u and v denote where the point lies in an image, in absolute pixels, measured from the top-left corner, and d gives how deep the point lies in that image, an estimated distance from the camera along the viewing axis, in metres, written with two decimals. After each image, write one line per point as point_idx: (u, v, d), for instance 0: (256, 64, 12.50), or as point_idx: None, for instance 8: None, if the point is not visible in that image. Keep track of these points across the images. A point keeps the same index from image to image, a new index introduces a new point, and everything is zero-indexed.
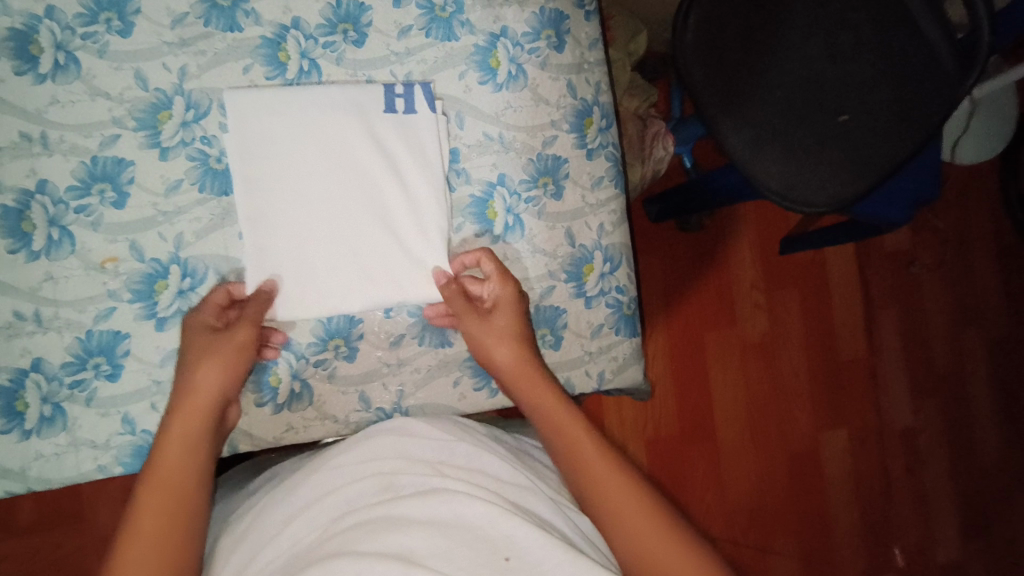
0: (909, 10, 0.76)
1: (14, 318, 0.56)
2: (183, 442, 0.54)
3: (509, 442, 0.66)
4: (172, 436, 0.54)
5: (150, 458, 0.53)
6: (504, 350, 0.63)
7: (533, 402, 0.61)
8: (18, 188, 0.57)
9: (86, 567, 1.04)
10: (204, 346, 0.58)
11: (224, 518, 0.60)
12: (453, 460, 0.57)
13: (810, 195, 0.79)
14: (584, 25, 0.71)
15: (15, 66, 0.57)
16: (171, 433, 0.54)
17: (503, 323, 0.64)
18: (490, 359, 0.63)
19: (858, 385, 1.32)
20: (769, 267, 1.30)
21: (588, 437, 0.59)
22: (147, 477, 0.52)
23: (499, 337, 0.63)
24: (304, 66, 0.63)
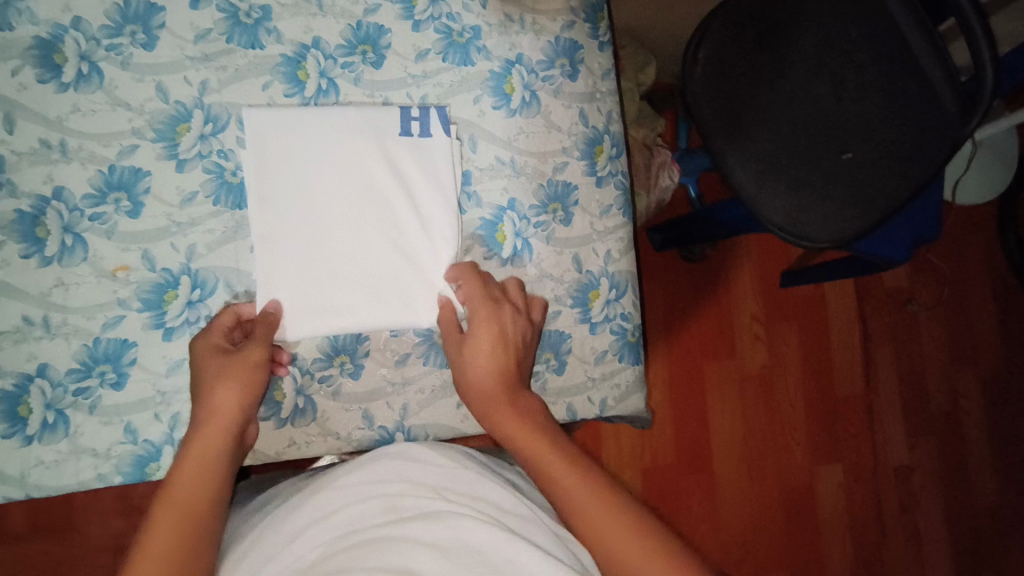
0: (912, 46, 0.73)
1: (23, 323, 0.57)
2: (200, 459, 0.53)
3: (509, 473, 0.66)
4: (190, 453, 0.53)
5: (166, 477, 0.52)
6: (486, 370, 0.62)
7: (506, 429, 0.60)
8: (34, 193, 0.57)
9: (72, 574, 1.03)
10: (221, 367, 0.56)
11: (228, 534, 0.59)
12: (456, 486, 0.57)
13: (813, 230, 0.80)
14: (598, 56, 0.73)
15: (39, 74, 0.58)
16: (190, 450, 0.54)
17: (490, 345, 0.62)
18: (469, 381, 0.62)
19: (854, 422, 1.32)
20: (768, 298, 1.31)
21: (573, 469, 0.57)
22: (162, 495, 0.51)
23: (479, 355, 0.62)
24: (322, 84, 0.64)
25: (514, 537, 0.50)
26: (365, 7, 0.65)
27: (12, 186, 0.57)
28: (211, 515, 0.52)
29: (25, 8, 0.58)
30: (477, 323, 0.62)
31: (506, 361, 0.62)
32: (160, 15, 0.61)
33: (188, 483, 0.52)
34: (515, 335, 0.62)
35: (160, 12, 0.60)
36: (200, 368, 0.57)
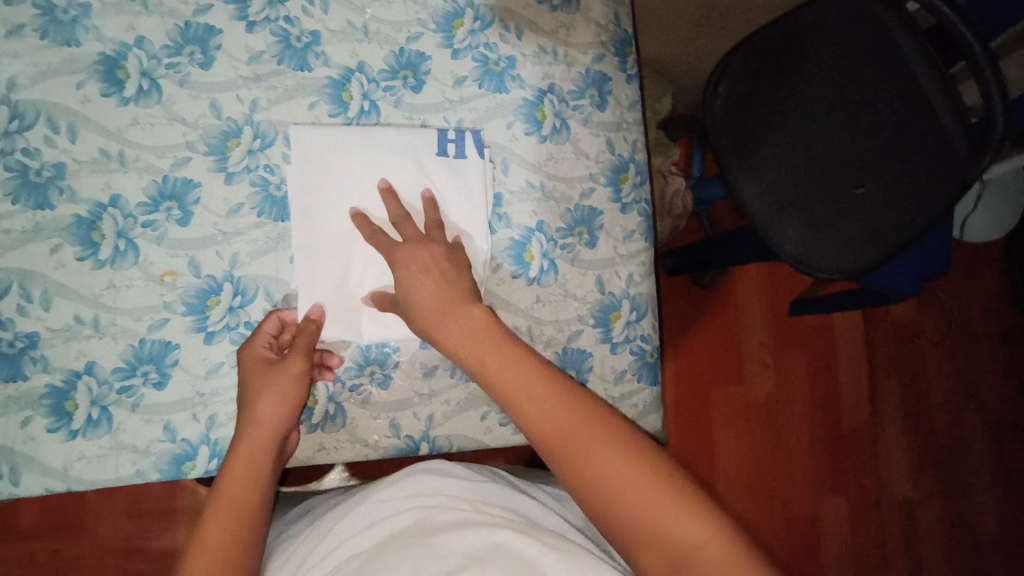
0: (922, 88, 0.78)
1: (75, 322, 0.59)
2: (247, 466, 0.57)
3: (544, 493, 0.68)
4: (238, 456, 0.57)
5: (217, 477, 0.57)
6: (421, 295, 0.59)
7: (466, 356, 0.57)
8: (92, 200, 0.60)
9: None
10: (265, 378, 0.59)
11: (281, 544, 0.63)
12: (489, 498, 0.60)
13: (824, 262, 0.84)
14: (626, 88, 0.76)
15: (103, 88, 0.61)
16: (240, 452, 0.57)
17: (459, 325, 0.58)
18: (412, 311, 0.60)
19: (858, 452, 1.33)
20: (777, 326, 1.33)
21: (555, 401, 0.53)
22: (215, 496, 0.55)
23: (414, 279, 0.60)
24: (365, 106, 0.68)
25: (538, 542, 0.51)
26: (408, 35, 0.69)
27: (71, 192, 0.60)
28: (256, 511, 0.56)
29: (92, 26, 0.61)
30: (395, 258, 0.61)
31: (446, 297, 0.59)
32: (217, 37, 0.64)
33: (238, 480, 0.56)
34: (443, 260, 0.61)
35: (217, 34, 0.64)
36: (247, 376, 0.60)
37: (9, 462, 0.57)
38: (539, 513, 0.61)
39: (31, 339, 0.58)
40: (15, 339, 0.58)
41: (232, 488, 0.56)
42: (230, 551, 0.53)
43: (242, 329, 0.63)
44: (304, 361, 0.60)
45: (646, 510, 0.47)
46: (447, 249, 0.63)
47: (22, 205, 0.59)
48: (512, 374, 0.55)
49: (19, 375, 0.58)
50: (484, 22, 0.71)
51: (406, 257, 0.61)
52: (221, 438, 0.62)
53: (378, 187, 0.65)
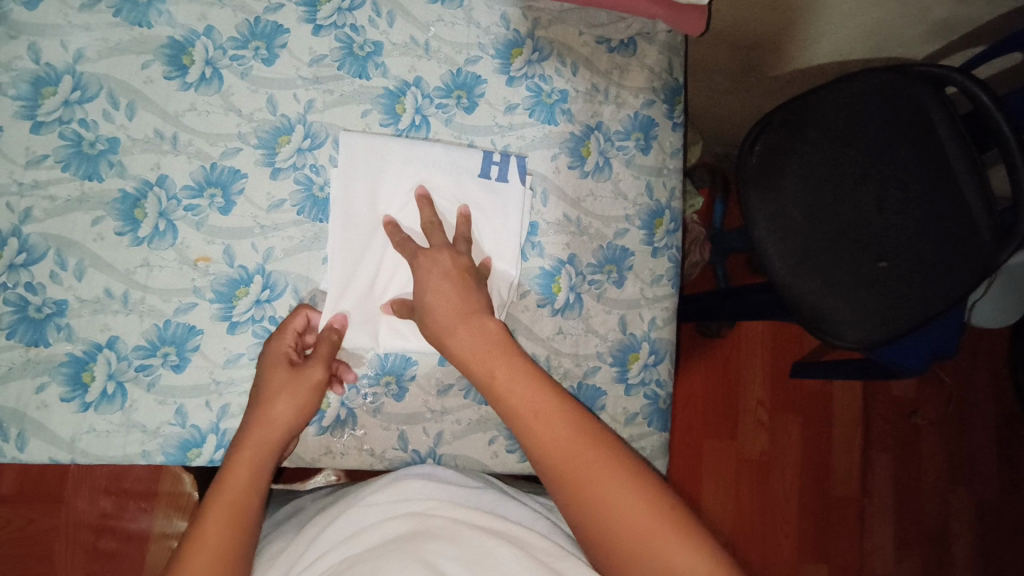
0: (953, 170, 0.78)
1: (104, 295, 0.60)
2: (252, 461, 0.57)
3: (536, 500, 0.68)
4: (246, 453, 0.57)
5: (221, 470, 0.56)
6: (440, 301, 0.60)
7: (479, 370, 0.57)
8: (140, 177, 0.61)
9: (47, 549, 1.02)
10: (284, 383, 0.59)
11: (274, 535, 0.64)
12: (481, 505, 0.60)
13: (840, 329, 0.82)
14: (671, 135, 0.77)
15: (166, 70, 0.62)
16: (247, 452, 0.57)
17: (469, 336, 0.59)
18: (430, 314, 0.60)
19: (844, 523, 1.32)
20: (777, 386, 1.33)
21: (563, 422, 0.53)
22: (216, 488, 0.55)
23: (438, 287, 0.60)
24: (416, 120, 0.69)
25: (541, 566, 0.51)
26: (467, 57, 0.71)
27: (120, 168, 0.61)
28: (254, 509, 0.55)
29: (165, 10, 0.63)
30: (419, 263, 0.61)
31: (465, 306, 0.60)
32: (284, 36, 0.65)
33: (242, 478, 0.56)
34: (472, 271, 0.62)
35: (284, 33, 0.65)
36: (263, 374, 0.60)
37: (18, 426, 0.57)
38: (527, 517, 0.61)
39: (59, 307, 0.59)
40: (44, 305, 0.58)
41: (232, 486, 0.55)
42: (229, 550, 0.52)
43: (266, 323, 0.63)
44: (318, 368, 0.60)
45: (643, 541, 0.47)
46: (472, 263, 0.63)
47: (71, 173, 0.60)
48: (522, 391, 0.55)
49: (41, 340, 0.58)
50: (542, 54, 0.73)
51: (430, 264, 0.61)
52: (229, 429, 0.62)
53: (416, 193, 0.65)
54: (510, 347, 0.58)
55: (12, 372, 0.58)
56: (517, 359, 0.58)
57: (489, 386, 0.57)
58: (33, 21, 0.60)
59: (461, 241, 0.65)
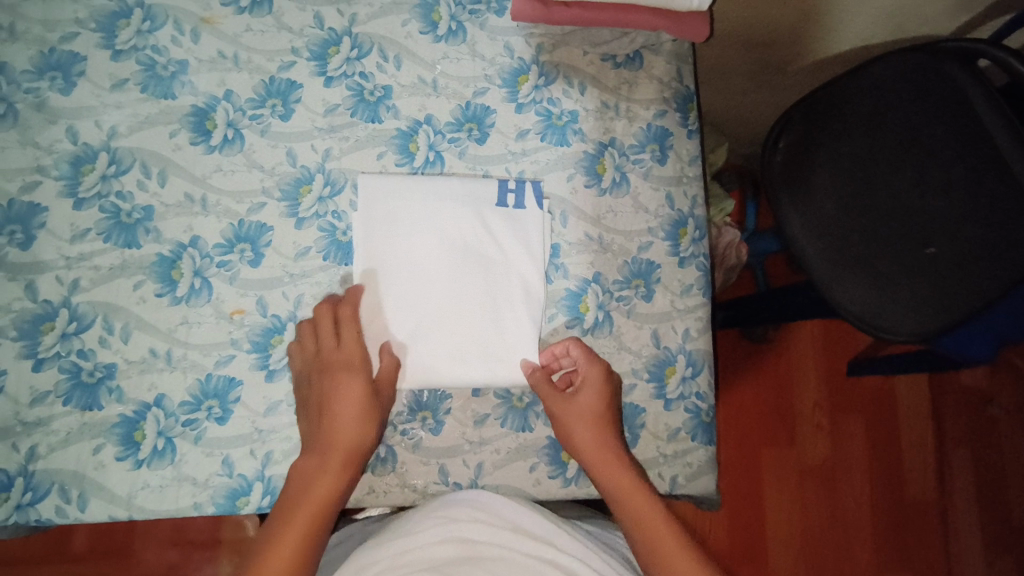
0: (999, 142, 0.71)
1: (150, 354, 0.63)
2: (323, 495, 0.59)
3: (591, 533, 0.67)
4: (312, 479, 0.59)
5: (289, 493, 0.59)
6: (586, 401, 0.65)
7: (584, 453, 0.64)
8: (175, 240, 0.64)
9: None
10: (360, 402, 0.61)
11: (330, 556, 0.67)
12: (531, 530, 0.60)
13: (892, 322, 0.78)
14: (687, 142, 0.76)
15: (192, 137, 0.66)
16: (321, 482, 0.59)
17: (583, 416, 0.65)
18: (569, 400, 0.65)
19: (924, 526, 1.24)
20: (833, 386, 1.27)
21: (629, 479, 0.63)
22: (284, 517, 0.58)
23: None
24: (430, 156, 0.70)
25: None
26: (475, 90, 0.72)
27: (156, 233, 0.64)
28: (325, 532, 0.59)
29: (187, 81, 0.67)
30: None
31: (603, 410, 0.65)
32: (298, 91, 0.68)
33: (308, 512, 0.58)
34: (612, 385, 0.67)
35: (299, 88, 0.68)
36: (339, 398, 0.61)
37: (78, 487, 0.60)
38: (581, 548, 0.60)
39: (109, 370, 0.62)
40: (95, 369, 0.62)
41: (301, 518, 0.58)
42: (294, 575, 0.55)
43: None
44: (390, 393, 0.63)
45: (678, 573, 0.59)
46: None
47: (112, 243, 0.63)
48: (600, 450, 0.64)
49: (94, 404, 0.61)
50: (549, 78, 0.73)
51: None
52: (275, 475, 0.63)
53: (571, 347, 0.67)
54: (608, 426, 0.65)
55: (70, 436, 0.60)
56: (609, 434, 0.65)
57: (599, 471, 0.63)
58: (68, 106, 0.64)
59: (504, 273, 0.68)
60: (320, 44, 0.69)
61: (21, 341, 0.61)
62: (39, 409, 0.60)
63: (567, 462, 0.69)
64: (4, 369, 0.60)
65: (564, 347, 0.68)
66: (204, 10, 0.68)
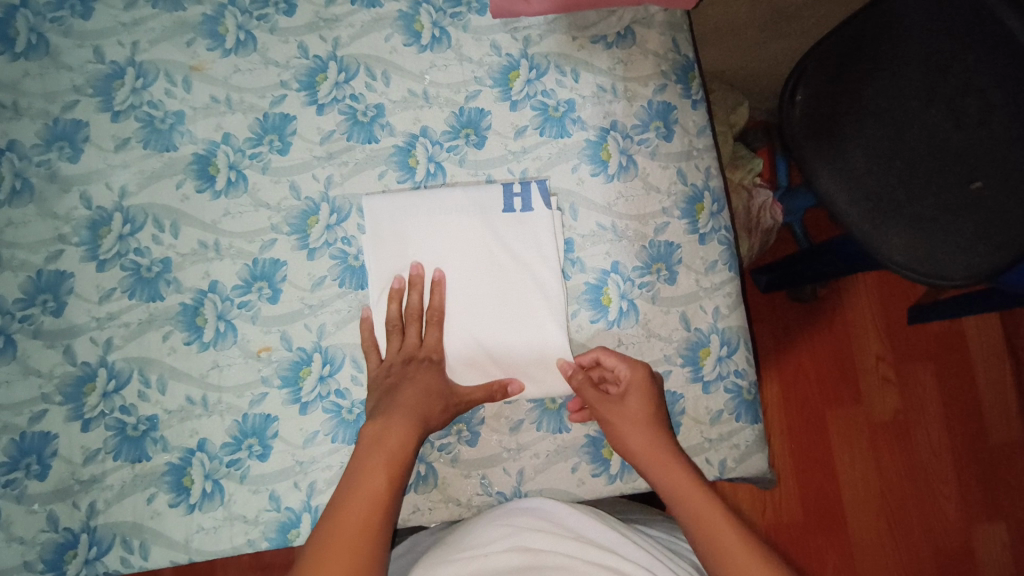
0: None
1: (186, 402, 0.64)
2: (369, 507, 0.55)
3: (655, 540, 0.65)
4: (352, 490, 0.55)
5: (333, 509, 0.54)
6: (635, 403, 0.63)
7: (637, 454, 0.62)
8: (195, 288, 0.66)
9: None
10: (431, 390, 0.62)
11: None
12: (592, 539, 0.59)
13: (943, 266, 0.71)
14: (692, 114, 0.73)
15: (197, 184, 0.67)
16: (366, 484, 0.55)
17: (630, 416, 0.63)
18: (617, 403, 0.63)
19: (1014, 473, 1.17)
20: (896, 337, 1.21)
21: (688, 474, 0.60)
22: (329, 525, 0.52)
23: None
24: (431, 168, 0.69)
25: None
26: (466, 95, 0.71)
27: (177, 283, 0.66)
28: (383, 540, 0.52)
29: (186, 130, 0.68)
30: None
31: (652, 414, 0.63)
32: (293, 123, 0.69)
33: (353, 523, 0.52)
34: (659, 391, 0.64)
35: (292, 121, 0.69)
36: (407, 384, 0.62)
37: (139, 537, 0.62)
38: (645, 558, 0.58)
39: (151, 422, 0.64)
40: (139, 423, 0.64)
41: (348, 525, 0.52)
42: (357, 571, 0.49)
43: (333, 398, 0.65)
44: (464, 390, 0.64)
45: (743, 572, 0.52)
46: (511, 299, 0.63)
47: (137, 298, 0.65)
48: (651, 452, 0.61)
49: (143, 456, 0.63)
50: (540, 71, 0.72)
51: None
52: (321, 505, 0.64)
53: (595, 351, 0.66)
54: (662, 428, 0.63)
55: (124, 489, 0.63)
56: (659, 434, 0.62)
57: (652, 468, 0.61)
58: (78, 173, 0.67)
59: (522, 275, 0.67)
60: (308, 72, 0.69)
61: (67, 404, 0.63)
62: (92, 467, 0.63)
63: (610, 458, 0.68)
64: (56, 433, 0.63)
65: (592, 356, 0.65)
66: (192, 58, 0.69)
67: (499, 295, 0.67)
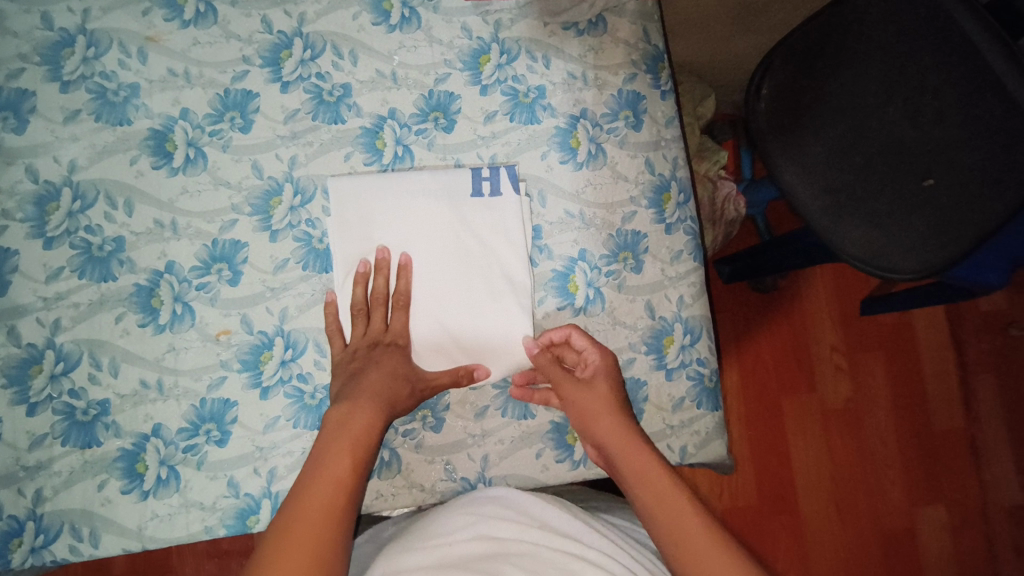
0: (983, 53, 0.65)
1: (141, 386, 0.62)
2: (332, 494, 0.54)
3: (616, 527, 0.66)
4: (314, 476, 0.54)
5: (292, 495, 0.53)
6: (602, 386, 0.64)
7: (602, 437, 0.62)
8: (150, 268, 0.64)
9: None
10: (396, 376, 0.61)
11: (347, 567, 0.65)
12: (555, 526, 0.60)
13: (897, 261, 0.73)
14: (661, 104, 0.74)
15: (153, 161, 0.64)
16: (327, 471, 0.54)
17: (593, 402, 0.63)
18: (586, 384, 0.64)
19: (955, 458, 1.22)
20: (851, 328, 1.25)
21: (650, 458, 0.60)
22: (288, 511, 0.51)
23: None
24: (398, 151, 0.68)
25: None
26: (436, 77, 0.69)
27: (131, 263, 0.63)
28: (345, 526, 0.52)
29: (141, 104, 0.65)
30: None
31: (618, 399, 0.64)
32: (255, 100, 0.66)
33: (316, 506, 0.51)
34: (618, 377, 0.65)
35: (255, 98, 0.66)
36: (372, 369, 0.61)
37: (89, 524, 0.60)
38: (606, 544, 0.59)
39: (103, 407, 0.62)
40: (89, 407, 0.61)
41: (309, 510, 0.51)
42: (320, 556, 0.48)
43: (295, 382, 0.64)
44: (429, 376, 0.63)
45: (699, 553, 0.52)
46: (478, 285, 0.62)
47: (87, 278, 0.63)
48: (613, 435, 0.61)
49: (93, 441, 0.61)
50: (511, 55, 0.71)
51: None
52: (281, 491, 0.63)
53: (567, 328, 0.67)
54: (625, 413, 0.63)
55: (72, 476, 0.60)
56: (625, 419, 0.62)
57: (615, 452, 0.61)
58: (24, 145, 0.63)
59: (489, 261, 0.67)
60: (272, 48, 0.67)
61: (12, 388, 0.61)
62: (38, 453, 0.60)
63: (573, 444, 0.68)
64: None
65: (564, 332, 0.66)
66: (148, 28, 0.66)
67: (466, 280, 0.67)
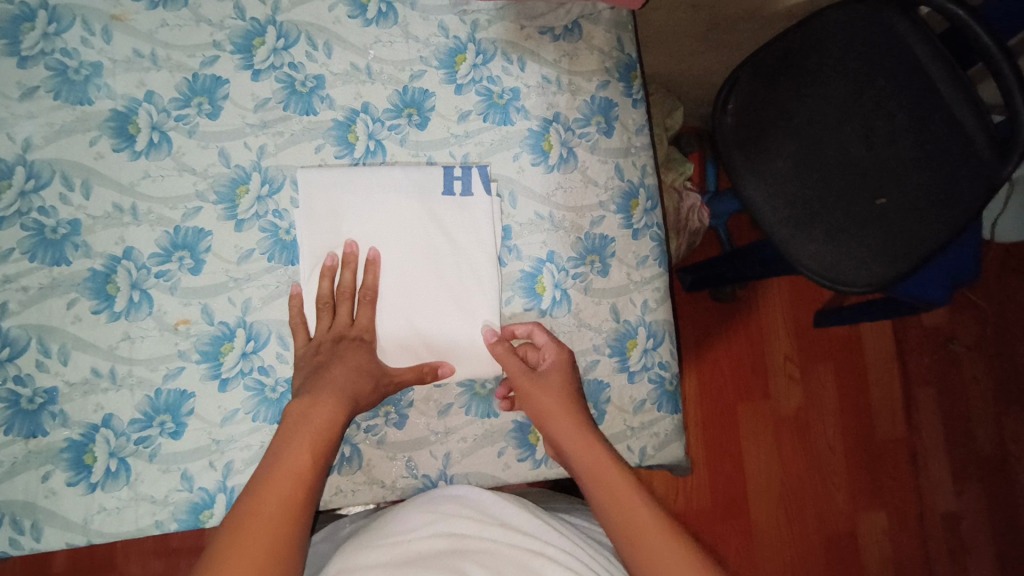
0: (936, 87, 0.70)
1: (92, 374, 0.60)
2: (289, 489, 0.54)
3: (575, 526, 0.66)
4: (272, 470, 0.53)
5: (250, 489, 0.52)
6: (556, 381, 0.64)
7: (559, 435, 0.62)
8: (107, 253, 0.62)
9: None
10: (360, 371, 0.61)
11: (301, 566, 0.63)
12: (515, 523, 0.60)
13: (848, 274, 0.76)
14: (632, 112, 0.76)
15: (115, 143, 0.63)
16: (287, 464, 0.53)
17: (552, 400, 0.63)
18: (541, 379, 0.64)
19: (895, 465, 1.28)
20: (804, 339, 1.29)
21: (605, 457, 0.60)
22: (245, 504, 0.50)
23: None
24: (371, 145, 0.68)
25: None
26: (411, 74, 0.69)
27: (86, 247, 0.61)
28: (303, 521, 0.51)
29: (103, 84, 0.63)
30: None
31: (570, 391, 0.64)
32: (225, 87, 0.65)
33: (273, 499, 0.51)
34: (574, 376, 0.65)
35: (225, 84, 0.65)
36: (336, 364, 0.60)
37: (31, 517, 0.58)
38: (566, 542, 0.59)
39: (50, 395, 0.59)
40: (35, 395, 0.59)
41: (266, 504, 0.50)
42: (277, 551, 0.48)
43: (255, 375, 0.63)
44: (394, 372, 0.63)
45: (653, 548, 0.53)
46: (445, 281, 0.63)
47: (39, 261, 0.60)
48: (571, 433, 0.62)
49: (38, 431, 0.59)
50: (486, 56, 0.72)
51: None
52: (237, 486, 0.61)
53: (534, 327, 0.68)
54: (577, 407, 0.63)
55: (14, 466, 0.58)
56: (580, 416, 0.63)
57: (572, 451, 0.61)
58: None
59: (457, 258, 0.67)
60: (244, 35, 0.66)
61: None
62: None
63: (535, 444, 0.69)
64: None
65: (527, 329, 0.68)
66: (114, 7, 0.64)
67: (434, 277, 0.67)
